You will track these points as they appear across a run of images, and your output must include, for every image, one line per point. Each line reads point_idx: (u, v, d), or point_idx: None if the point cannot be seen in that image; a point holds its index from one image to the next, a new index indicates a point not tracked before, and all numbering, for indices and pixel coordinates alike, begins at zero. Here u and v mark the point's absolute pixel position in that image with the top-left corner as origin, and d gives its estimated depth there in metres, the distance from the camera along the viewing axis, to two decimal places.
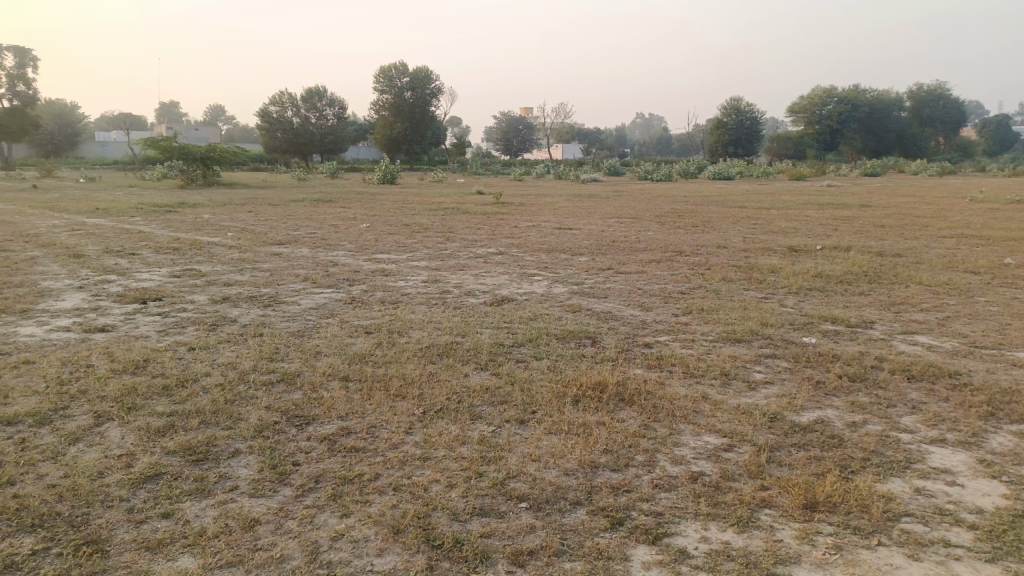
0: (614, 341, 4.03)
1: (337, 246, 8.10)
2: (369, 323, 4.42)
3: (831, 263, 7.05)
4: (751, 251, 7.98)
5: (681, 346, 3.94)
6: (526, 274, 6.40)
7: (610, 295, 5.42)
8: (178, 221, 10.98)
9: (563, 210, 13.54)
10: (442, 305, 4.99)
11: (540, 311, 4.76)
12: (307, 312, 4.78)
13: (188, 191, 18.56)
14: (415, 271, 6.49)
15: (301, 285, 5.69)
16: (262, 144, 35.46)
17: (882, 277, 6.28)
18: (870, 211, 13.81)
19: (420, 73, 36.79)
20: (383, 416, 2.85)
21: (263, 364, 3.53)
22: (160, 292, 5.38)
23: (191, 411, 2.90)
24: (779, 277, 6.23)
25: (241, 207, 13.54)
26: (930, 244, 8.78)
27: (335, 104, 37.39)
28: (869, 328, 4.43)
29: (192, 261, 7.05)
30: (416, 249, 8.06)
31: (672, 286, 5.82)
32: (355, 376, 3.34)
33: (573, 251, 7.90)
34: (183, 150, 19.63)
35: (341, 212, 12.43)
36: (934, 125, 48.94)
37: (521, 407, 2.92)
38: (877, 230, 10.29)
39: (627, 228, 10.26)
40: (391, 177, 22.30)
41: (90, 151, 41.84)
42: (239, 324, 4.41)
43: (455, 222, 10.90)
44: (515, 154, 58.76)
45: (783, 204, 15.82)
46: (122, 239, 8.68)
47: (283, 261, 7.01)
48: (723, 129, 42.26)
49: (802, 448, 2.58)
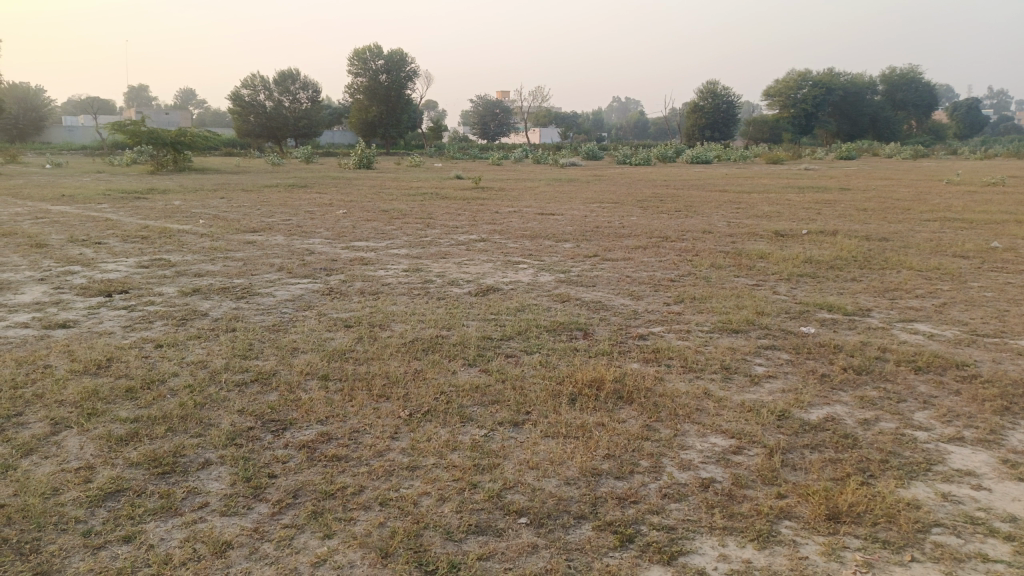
0: (606, 333, 3.86)
1: (313, 234, 7.82)
2: (349, 316, 4.20)
3: (819, 248, 6.95)
4: (737, 235, 7.85)
5: (676, 337, 3.77)
6: (511, 261, 6.21)
7: (598, 283, 5.24)
8: (146, 207, 10.59)
9: (543, 194, 13.34)
10: (425, 295, 4.79)
11: (528, 301, 4.58)
12: (283, 304, 4.54)
13: (158, 176, 18.03)
14: (395, 259, 6.27)
15: (276, 275, 5.44)
16: (234, 129, 34.72)
17: (872, 262, 6.18)
18: (850, 195, 13.78)
19: (395, 56, 36.25)
20: (366, 419, 2.65)
21: (236, 363, 3.30)
22: (126, 284, 5.10)
23: (157, 417, 2.67)
24: (769, 262, 6.10)
25: (213, 193, 13.16)
26: (915, 227, 8.73)
27: (309, 87, 36.65)
28: (866, 316, 4.31)
29: (161, 250, 6.76)
30: (396, 236, 7.82)
31: (661, 273, 5.67)
32: (335, 375, 3.13)
33: (556, 237, 7.71)
34: (153, 134, 19.07)
35: (316, 199, 12.09)
36: (908, 108, 49.31)
37: (514, 407, 2.73)
38: (860, 213, 10.23)
39: (610, 213, 10.09)
40: (367, 161, 21.91)
41: (56, 135, 40.68)
42: (210, 318, 4.17)
43: (434, 208, 10.66)
44: (492, 138, 58.30)
45: (763, 187, 15.79)
46: (87, 227, 8.32)
47: (257, 249, 6.74)
48: (700, 113, 42.23)
49: (815, 449, 2.43)
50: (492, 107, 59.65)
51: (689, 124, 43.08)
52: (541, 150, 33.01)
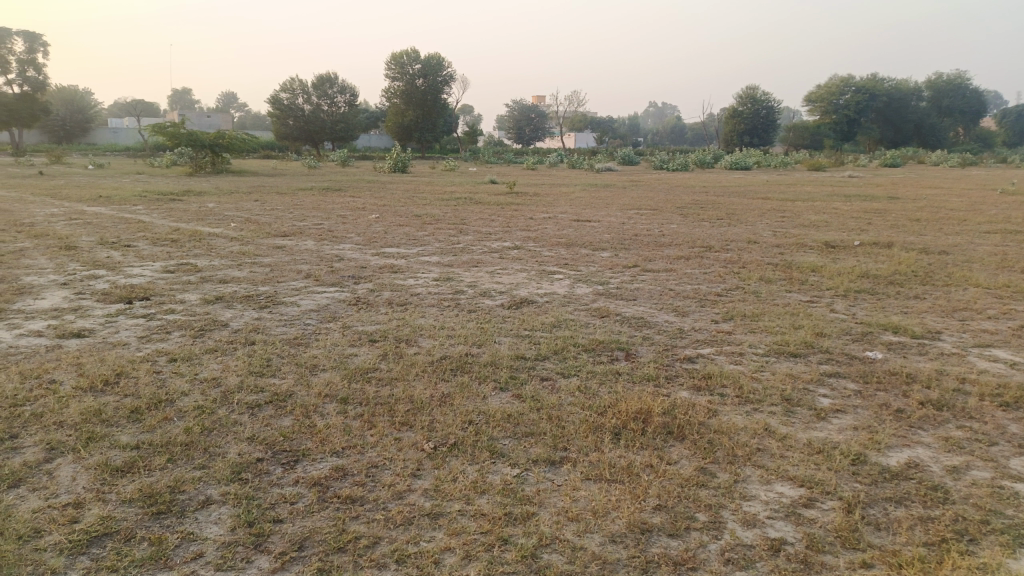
0: (650, 354, 3.55)
1: (343, 239, 7.63)
2: (374, 329, 3.95)
3: (875, 261, 6.53)
4: (785, 246, 7.46)
5: (728, 361, 3.45)
6: (546, 271, 5.93)
7: (640, 297, 4.93)
8: (180, 210, 10.54)
9: (579, 200, 13.03)
10: (455, 307, 4.53)
11: (565, 316, 4.29)
12: (307, 314, 4.31)
13: (196, 178, 18.14)
14: (426, 267, 6.03)
15: (302, 283, 5.23)
16: (273, 131, 35.04)
17: (935, 277, 5.75)
18: (900, 203, 13.22)
19: (434, 60, 36.20)
20: (386, 453, 2.39)
21: (250, 381, 3.07)
22: (148, 290, 4.93)
23: (160, 444, 2.44)
24: (822, 276, 5.72)
25: (247, 195, 13.14)
26: (975, 239, 8.24)
27: (346, 91, 36.76)
28: (937, 340, 3.93)
29: (188, 255, 6.61)
30: (427, 242, 7.60)
31: (706, 286, 5.33)
32: (354, 398, 2.88)
33: (593, 246, 7.40)
34: (192, 136, 19.18)
35: (349, 202, 11.96)
36: (955, 115, 47.94)
37: (550, 442, 2.45)
38: (913, 224, 9.71)
39: (649, 221, 9.74)
40: (402, 165, 21.83)
41: (102, 138, 41.56)
42: (229, 329, 3.95)
43: (467, 213, 10.44)
44: (527, 142, 58.00)
45: (808, 195, 15.29)
46: (119, 229, 8.24)
47: (286, 255, 6.56)
48: (739, 119, 41.46)
49: (900, 504, 2.11)
50: (527, 111, 59.37)
51: (727, 130, 42.36)
52: (576, 155, 32.69)
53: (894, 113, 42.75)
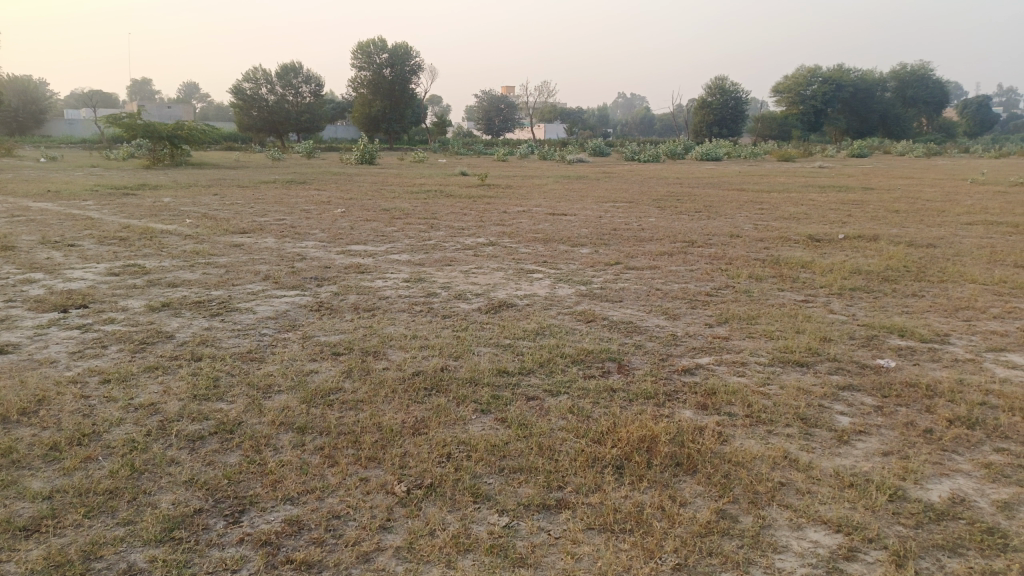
0: (645, 365, 3.23)
1: (307, 236, 7.19)
2: (338, 340, 3.58)
3: (864, 256, 6.29)
4: (768, 240, 7.21)
5: (730, 373, 3.14)
6: (523, 270, 5.59)
7: (626, 299, 4.60)
8: (133, 205, 9.96)
9: (553, 193, 12.74)
10: (428, 312, 4.16)
11: (548, 321, 3.95)
12: (263, 323, 3.90)
13: (153, 171, 17.45)
14: (395, 267, 5.64)
15: (260, 286, 4.81)
16: (236, 122, 34.10)
17: (928, 273, 5.53)
18: (874, 194, 13.15)
19: (401, 49, 35.44)
20: (349, 499, 2.02)
21: (195, 408, 2.67)
22: (87, 296, 4.47)
23: (78, 493, 2.04)
24: (813, 273, 5.46)
25: (207, 189, 12.58)
26: (958, 231, 8.09)
27: (312, 81, 35.96)
28: (947, 344, 3.67)
29: (138, 254, 6.13)
30: (396, 239, 7.20)
31: (694, 286, 5.03)
32: (314, 426, 2.50)
33: (571, 242, 7.07)
34: (149, 128, 18.41)
35: (314, 196, 11.50)
36: (917, 106, 48.64)
37: (544, 480, 2.10)
38: (892, 216, 9.55)
39: (625, 214, 9.44)
40: (369, 157, 21.30)
41: (57, 129, 40.32)
42: (175, 342, 3.53)
43: (438, 207, 10.05)
44: (497, 134, 57.47)
45: (782, 186, 15.18)
46: (65, 227, 7.69)
47: (244, 254, 6.12)
48: (708, 110, 41.46)
49: (955, 552, 1.80)
50: (496, 102, 58.85)
51: (696, 121, 42.33)
52: (545, 147, 32.40)
53: (859, 103, 43.16)
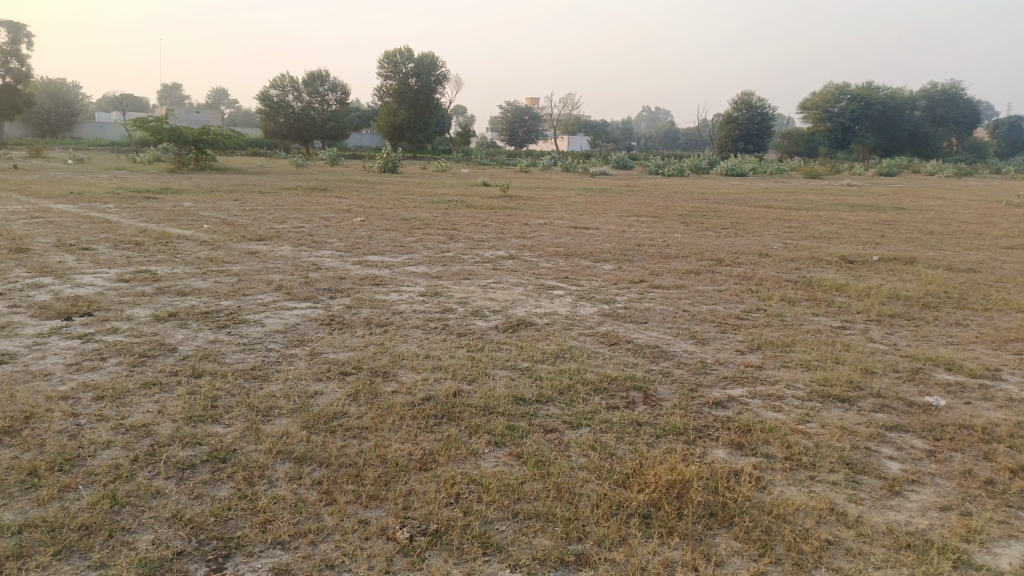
0: (673, 396, 3.00)
1: (324, 245, 7.05)
2: (347, 358, 3.39)
3: (901, 279, 6.01)
4: (799, 260, 6.95)
5: (765, 408, 2.90)
6: (544, 286, 5.39)
7: (652, 320, 4.37)
8: (153, 209, 9.89)
9: (575, 205, 12.53)
10: (443, 329, 3.97)
11: (568, 343, 3.74)
12: (270, 337, 3.73)
13: (177, 175, 17.50)
14: (411, 279, 5.46)
15: (272, 297, 4.65)
16: (261, 129, 34.32)
17: (971, 300, 5.24)
18: (907, 215, 12.78)
19: (427, 59, 35.66)
20: (345, 545, 1.82)
21: (189, 432, 2.49)
22: (93, 304, 4.33)
23: (50, 528, 1.86)
24: (848, 297, 5.20)
25: (228, 194, 12.53)
26: (998, 256, 7.76)
27: (338, 89, 36.23)
28: (999, 381, 3.40)
29: (151, 260, 6.01)
30: (414, 250, 7.02)
31: (723, 307, 4.80)
32: (313, 456, 2.31)
33: (594, 257, 6.85)
34: (175, 132, 18.47)
35: (335, 204, 11.39)
36: (947, 125, 47.84)
37: (562, 531, 1.89)
38: (927, 237, 9.23)
39: (650, 230, 9.20)
40: (392, 166, 21.25)
41: (87, 132, 40.93)
42: (177, 356, 3.37)
43: (459, 218, 9.89)
44: (520, 145, 57.40)
45: (810, 204, 14.87)
46: (81, 230, 7.61)
47: (258, 262, 5.98)
48: (733, 125, 41.08)
49: None
50: (520, 113, 58.81)
51: (721, 136, 41.95)
52: (568, 159, 32.21)
53: (888, 121, 42.54)
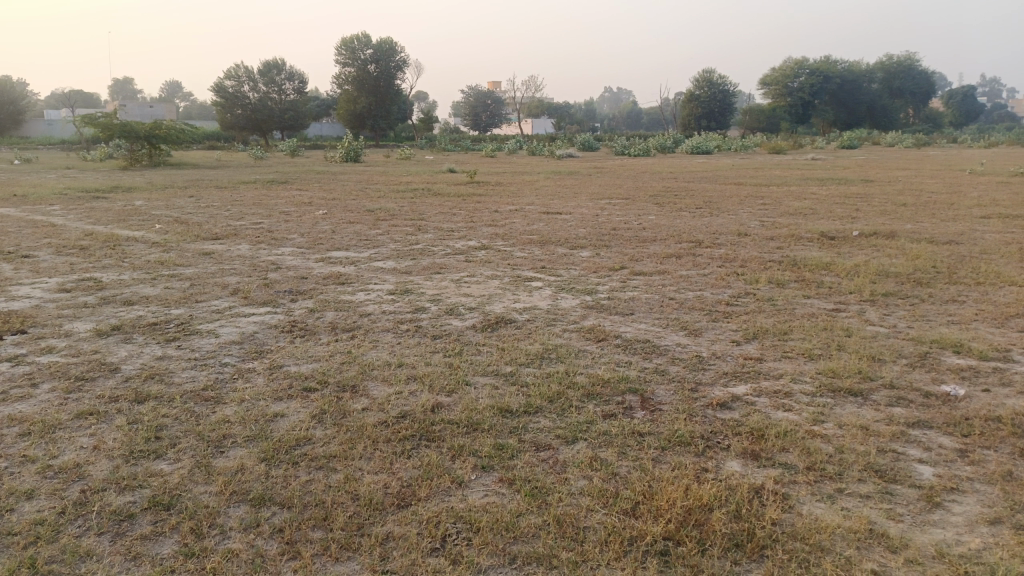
0: (673, 399, 2.73)
1: (284, 242, 6.66)
2: (310, 370, 3.07)
3: (886, 255, 5.83)
4: (779, 239, 6.74)
5: (773, 407, 2.66)
6: (521, 277, 5.10)
7: (638, 311, 4.11)
8: (102, 209, 9.39)
9: (545, 189, 12.24)
10: (416, 332, 3.65)
11: (553, 341, 3.46)
12: (225, 349, 3.39)
13: (129, 172, 16.83)
14: (379, 276, 5.13)
15: (227, 303, 4.29)
16: (217, 122, 33.38)
17: (962, 274, 5.07)
18: (877, 186, 12.71)
19: (385, 45, 34.93)
20: None
21: (129, 472, 2.16)
22: (27, 319, 3.93)
23: None
24: (837, 276, 5.00)
25: (183, 191, 12.02)
26: (976, 226, 7.65)
27: (295, 78, 35.36)
28: (1013, 363, 3.19)
29: (97, 266, 5.59)
30: (381, 243, 6.67)
31: (711, 293, 4.56)
32: (274, 496, 1.99)
33: (570, 244, 6.57)
34: (126, 128, 17.71)
35: (295, 196, 10.96)
36: (905, 96, 48.35)
37: None
38: (902, 210, 9.11)
39: (624, 212, 8.96)
40: (355, 154, 20.75)
41: (35, 130, 39.64)
42: (118, 378, 3.01)
43: (426, 207, 9.54)
44: (483, 130, 56.66)
45: (779, 179, 14.78)
46: (22, 235, 7.11)
47: (214, 264, 5.59)
48: (696, 103, 41.06)
49: None
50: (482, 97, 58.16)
51: (685, 114, 41.94)
52: (534, 141, 31.88)
53: (847, 94, 42.85)
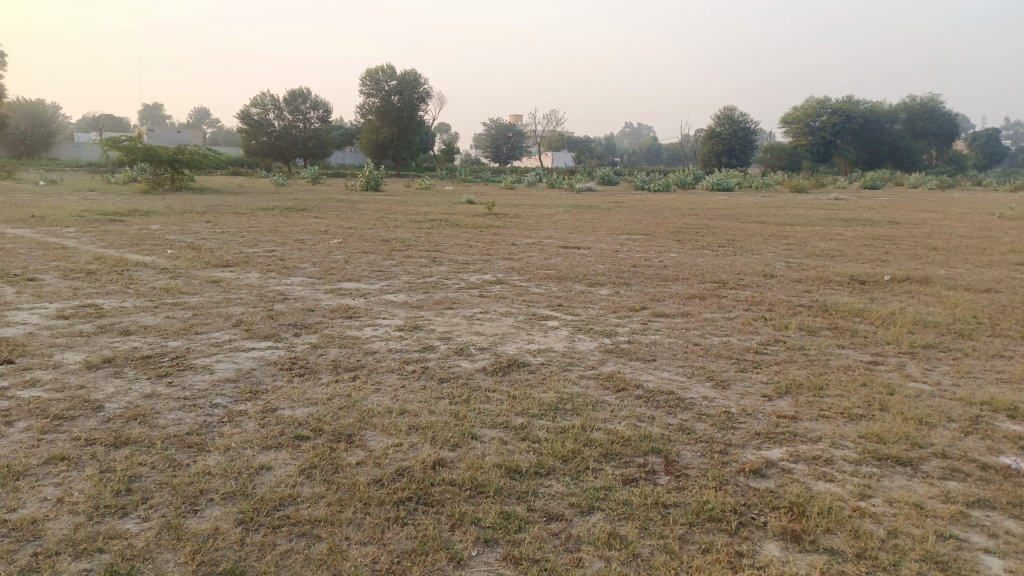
0: (701, 463, 2.46)
1: (295, 271, 6.48)
2: (305, 415, 2.83)
3: (922, 303, 5.54)
4: (807, 282, 6.47)
5: (813, 476, 2.38)
6: (536, 315, 4.87)
7: (661, 357, 3.84)
8: (117, 233, 9.31)
9: (563, 223, 12.06)
10: (423, 374, 3.41)
11: (568, 389, 3.21)
12: (218, 388, 3.16)
13: (150, 195, 16.92)
14: (389, 310, 4.92)
15: (227, 336, 4.08)
16: (241, 147, 33.74)
17: (1004, 326, 4.77)
18: (905, 228, 12.39)
19: (411, 76, 35.27)
20: None
21: (91, 532, 1.93)
22: (17, 348, 3.74)
23: None
24: (872, 325, 4.72)
25: (200, 215, 11.98)
26: (1014, 273, 7.32)
27: (319, 107, 35.73)
28: None
29: (100, 291, 5.43)
30: (394, 274, 6.48)
31: (737, 339, 4.30)
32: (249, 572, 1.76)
33: (588, 281, 6.34)
34: (150, 152, 17.82)
35: (312, 224, 10.86)
36: (929, 138, 47.99)
37: None
38: (933, 254, 8.80)
39: (644, 249, 8.72)
40: (375, 183, 20.76)
41: (64, 151, 40.33)
42: (100, 417, 2.80)
43: (442, 238, 9.38)
44: (504, 161, 56.95)
45: (803, 218, 14.52)
46: (31, 257, 6.99)
47: (220, 292, 5.41)
48: (717, 140, 40.96)
49: None
50: (504, 129, 58.52)
51: (706, 150, 41.85)
52: (554, 175, 31.90)
53: (870, 135, 42.54)
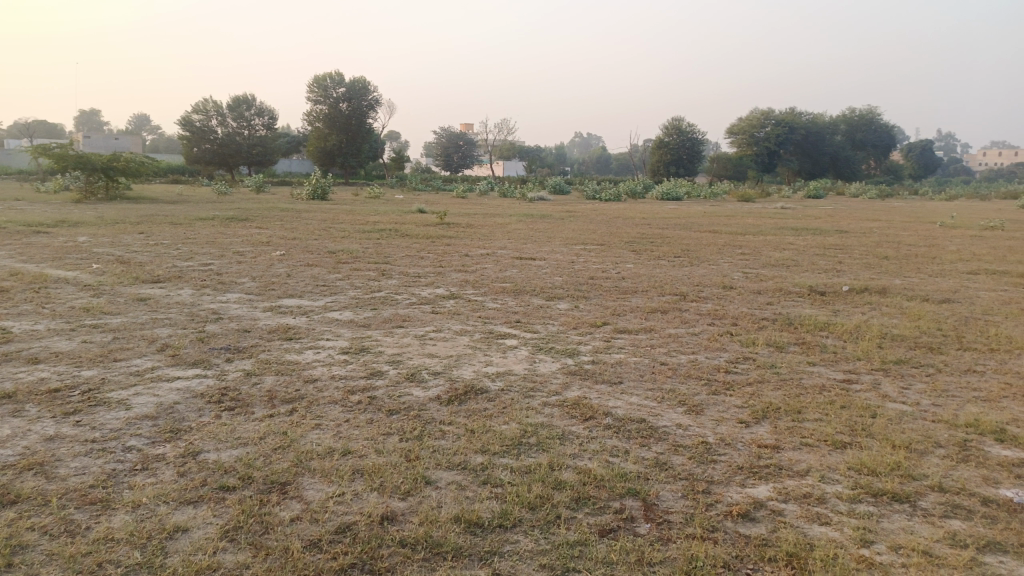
0: (685, 506, 2.20)
1: (232, 287, 6.06)
2: (233, 459, 2.46)
3: (884, 314, 5.44)
4: (766, 293, 6.34)
5: (807, 519, 2.14)
6: (493, 333, 4.58)
7: (627, 379, 3.59)
8: (39, 246, 8.66)
9: (517, 232, 11.83)
10: (370, 405, 3.08)
11: (531, 420, 2.92)
12: (134, 427, 2.78)
13: (82, 205, 16.03)
14: (334, 330, 4.56)
15: (150, 363, 3.66)
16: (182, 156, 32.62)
17: (969, 338, 4.68)
18: (853, 237, 12.54)
19: (358, 84, 34.85)
20: None
21: None
22: None
23: None
24: (839, 339, 4.57)
25: (134, 226, 11.32)
26: (967, 282, 7.35)
27: (264, 113, 34.84)
28: None
29: (11, 312, 4.92)
30: (340, 289, 6.12)
31: (705, 357, 4.08)
32: None
33: (546, 294, 6.08)
34: (82, 159, 16.92)
35: (254, 235, 10.36)
36: (867, 149, 49.47)
37: None
38: (885, 263, 8.83)
39: (600, 260, 8.53)
40: (322, 192, 20.18)
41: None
42: None
43: (391, 249, 9.01)
44: (454, 170, 56.50)
45: (754, 227, 14.62)
46: None
47: (147, 312, 4.96)
48: (665, 149, 41.41)
49: None
50: (454, 139, 58.18)
51: (654, 160, 42.28)
52: (505, 185, 31.70)
53: (812, 145, 43.61)
